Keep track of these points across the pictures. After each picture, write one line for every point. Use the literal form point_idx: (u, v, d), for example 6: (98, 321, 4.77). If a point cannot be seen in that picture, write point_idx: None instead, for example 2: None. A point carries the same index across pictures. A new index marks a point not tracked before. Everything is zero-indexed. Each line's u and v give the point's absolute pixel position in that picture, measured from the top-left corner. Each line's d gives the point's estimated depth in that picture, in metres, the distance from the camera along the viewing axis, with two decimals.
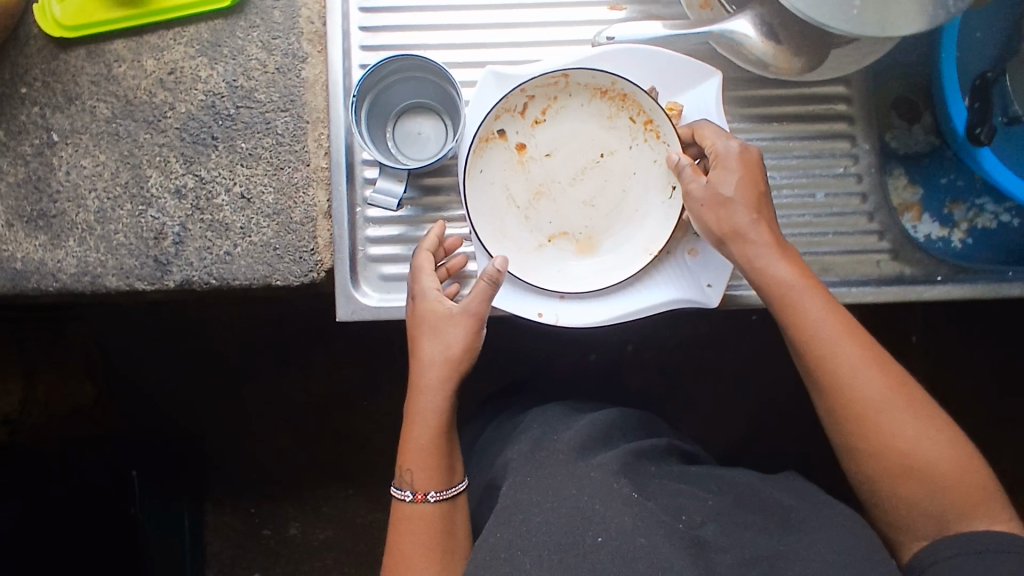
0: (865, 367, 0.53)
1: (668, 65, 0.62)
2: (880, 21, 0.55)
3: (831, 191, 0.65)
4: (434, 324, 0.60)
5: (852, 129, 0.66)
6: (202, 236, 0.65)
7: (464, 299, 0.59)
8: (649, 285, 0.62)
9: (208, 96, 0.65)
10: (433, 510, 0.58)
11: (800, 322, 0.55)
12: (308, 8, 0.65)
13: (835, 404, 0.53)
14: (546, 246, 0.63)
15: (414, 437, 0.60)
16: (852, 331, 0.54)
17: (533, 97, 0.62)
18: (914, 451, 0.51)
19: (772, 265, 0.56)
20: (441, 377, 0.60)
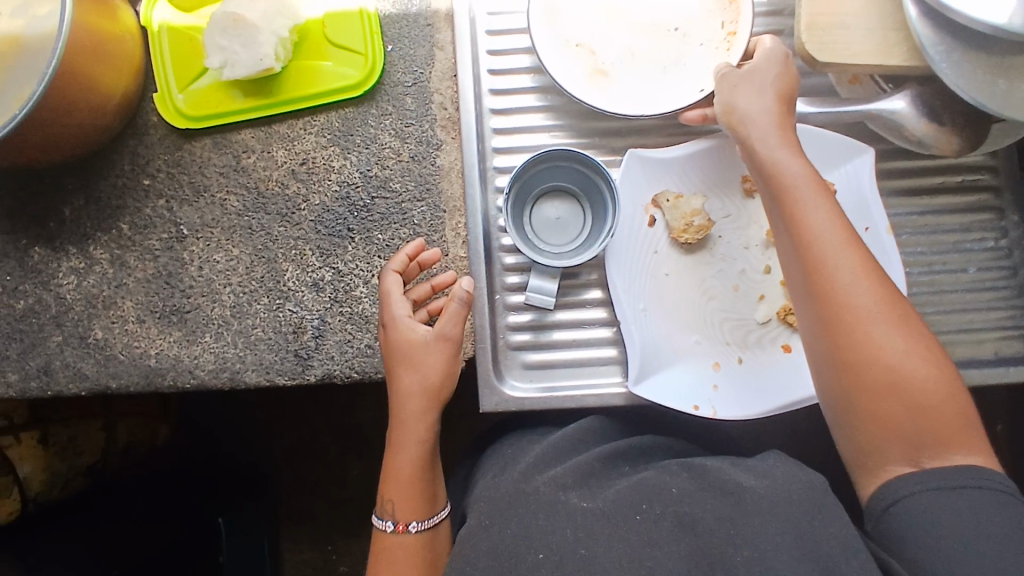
0: (871, 302, 0.50)
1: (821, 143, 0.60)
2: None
3: (982, 265, 0.63)
4: (423, 355, 0.59)
5: (1000, 201, 0.64)
6: (342, 329, 0.63)
7: (448, 324, 0.60)
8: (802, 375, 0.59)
9: (343, 186, 0.64)
10: (416, 539, 0.58)
11: (797, 218, 0.52)
12: (441, 94, 0.64)
13: (827, 307, 0.50)
14: (705, 339, 0.61)
15: (396, 465, 0.59)
16: (848, 238, 0.51)
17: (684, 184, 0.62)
18: (902, 359, 0.48)
19: (813, 191, 0.52)
20: (419, 406, 0.59)
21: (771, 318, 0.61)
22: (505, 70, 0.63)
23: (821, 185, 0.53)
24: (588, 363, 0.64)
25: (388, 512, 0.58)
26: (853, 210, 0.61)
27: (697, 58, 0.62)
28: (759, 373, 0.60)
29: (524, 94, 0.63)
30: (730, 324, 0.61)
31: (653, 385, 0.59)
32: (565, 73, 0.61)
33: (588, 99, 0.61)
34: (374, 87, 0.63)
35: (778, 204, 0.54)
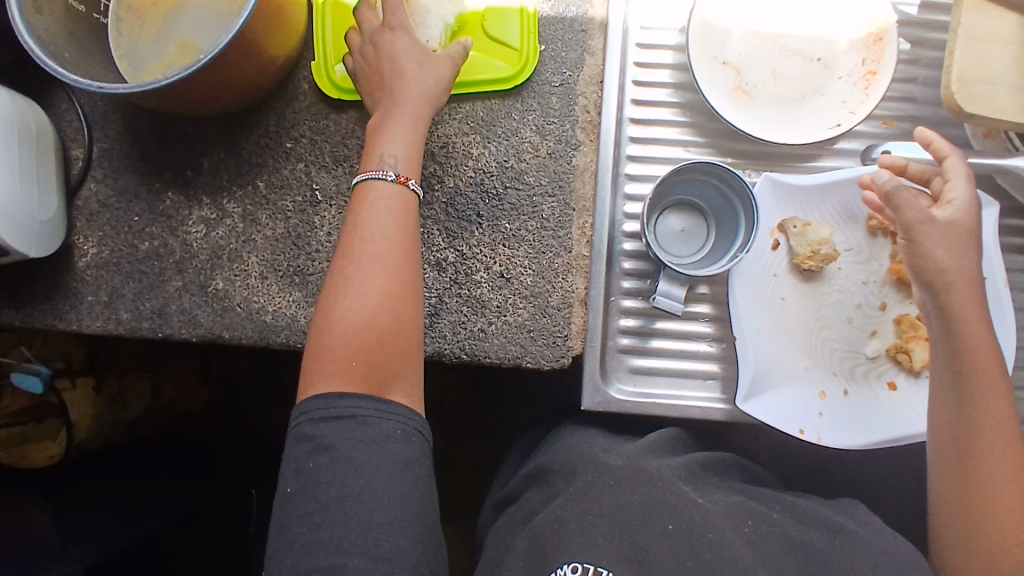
0: (1006, 452, 0.55)
1: None
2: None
3: None
4: (410, 65, 0.59)
5: None
6: (459, 310, 0.65)
7: (437, 70, 0.60)
8: (906, 412, 0.62)
9: (478, 173, 0.66)
10: (401, 194, 0.57)
11: (966, 364, 0.56)
12: (586, 97, 0.66)
13: (959, 438, 0.56)
14: (813, 367, 0.63)
15: (393, 128, 0.58)
16: (992, 377, 0.56)
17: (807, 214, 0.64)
18: (1010, 496, 0.54)
19: (975, 335, 0.56)
20: (427, 109, 0.60)
21: (879, 355, 0.63)
22: (649, 82, 0.67)
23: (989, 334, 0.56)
24: (690, 374, 0.65)
25: (380, 159, 0.57)
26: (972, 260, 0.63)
27: (835, 90, 0.65)
28: (864, 409, 0.62)
29: (663, 108, 0.67)
30: (839, 355, 0.63)
31: (763, 404, 0.60)
32: (712, 88, 0.64)
33: (730, 114, 0.64)
34: (523, 83, 0.66)
35: (941, 336, 0.57)
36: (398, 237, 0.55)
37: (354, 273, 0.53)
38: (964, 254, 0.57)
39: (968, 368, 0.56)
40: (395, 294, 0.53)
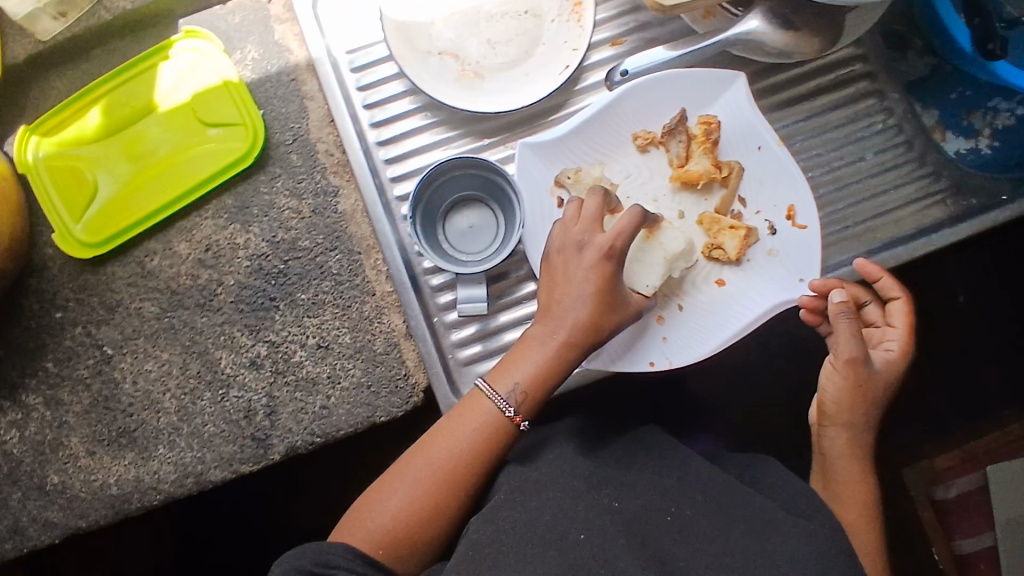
0: (851, 484, 0.60)
1: (691, 83, 0.64)
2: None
3: (879, 149, 0.66)
4: (577, 270, 0.56)
5: (878, 85, 0.67)
6: (292, 398, 0.62)
7: (631, 216, 0.56)
8: (737, 301, 0.64)
9: (254, 260, 0.63)
10: (500, 421, 0.54)
11: (834, 416, 0.61)
12: (324, 142, 0.64)
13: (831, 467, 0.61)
14: None
15: (527, 358, 0.55)
16: (860, 483, 0.60)
17: (577, 161, 0.65)
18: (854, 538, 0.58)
19: (833, 421, 0.61)
20: (585, 310, 0.55)
21: (698, 259, 0.65)
22: (381, 100, 0.64)
23: (857, 415, 0.60)
24: None
25: (510, 388, 0.54)
26: (740, 133, 0.64)
27: (552, 34, 0.64)
28: (699, 315, 0.64)
29: (405, 119, 0.65)
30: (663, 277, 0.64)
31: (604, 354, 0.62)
32: (437, 82, 0.63)
33: (464, 100, 0.63)
34: (259, 154, 0.63)
35: (832, 396, 0.61)
36: (451, 464, 0.53)
37: (416, 449, 0.55)
38: (846, 353, 0.59)
39: (841, 416, 0.61)
40: (437, 488, 0.52)
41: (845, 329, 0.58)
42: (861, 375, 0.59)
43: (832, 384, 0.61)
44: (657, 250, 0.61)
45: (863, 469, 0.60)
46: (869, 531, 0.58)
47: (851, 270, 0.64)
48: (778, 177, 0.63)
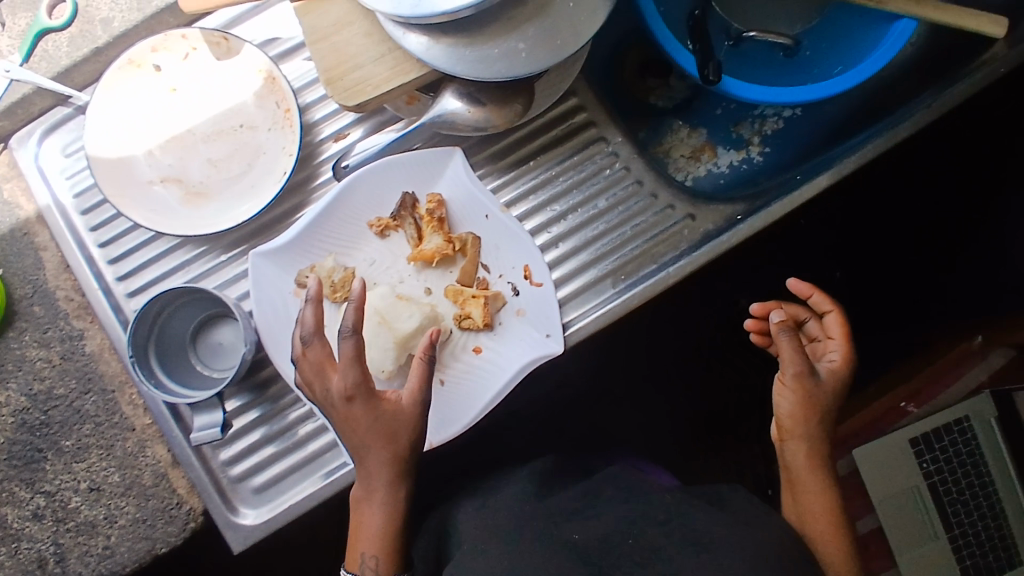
0: (816, 496, 0.60)
1: (411, 164, 0.64)
2: (554, 51, 0.57)
3: (609, 194, 0.68)
4: (355, 420, 0.53)
5: (601, 130, 0.69)
6: (77, 542, 0.64)
7: (350, 373, 0.51)
8: (497, 366, 0.63)
9: (14, 415, 0.64)
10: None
11: (787, 431, 0.62)
12: (63, 289, 0.66)
13: (793, 474, 0.62)
14: None
15: (367, 521, 0.57)
16: (824, 492, 0.60)
17: (315, 258, 0.64)
18: (830, 565, 0.58)
19: (793, 434, 0.62)
20: (381, 465, 0.55)
21: (452, 331, 0.64)
22: (116, 237, 0.66)
23: (812, 426, 0.61)
24: (316, 456, 0.64)
25: (363, 559, 0.58)
26: (468, 203, 0.64)
27: (269, 142, 0.65)
28: (464, 388, 0.63)
29: (142, 251, 0.66)
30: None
31: None
32: (160, 212, 0.64)
33: (189, 224, 0.64)
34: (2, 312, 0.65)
35: (789, 410, 0.62)
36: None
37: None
38: (792, 376, 0.60)
39: (791, 434, 0.62)
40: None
41: (789, 350, 0.60)
42: (805, 395, 0.61)
43: (783, 399, 0.62)
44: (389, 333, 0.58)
45: (829, 483, 0.61)
46: (838, 545, 0.59)
47: (603, 316, 0.64)
48: (511, 241, 0.63)
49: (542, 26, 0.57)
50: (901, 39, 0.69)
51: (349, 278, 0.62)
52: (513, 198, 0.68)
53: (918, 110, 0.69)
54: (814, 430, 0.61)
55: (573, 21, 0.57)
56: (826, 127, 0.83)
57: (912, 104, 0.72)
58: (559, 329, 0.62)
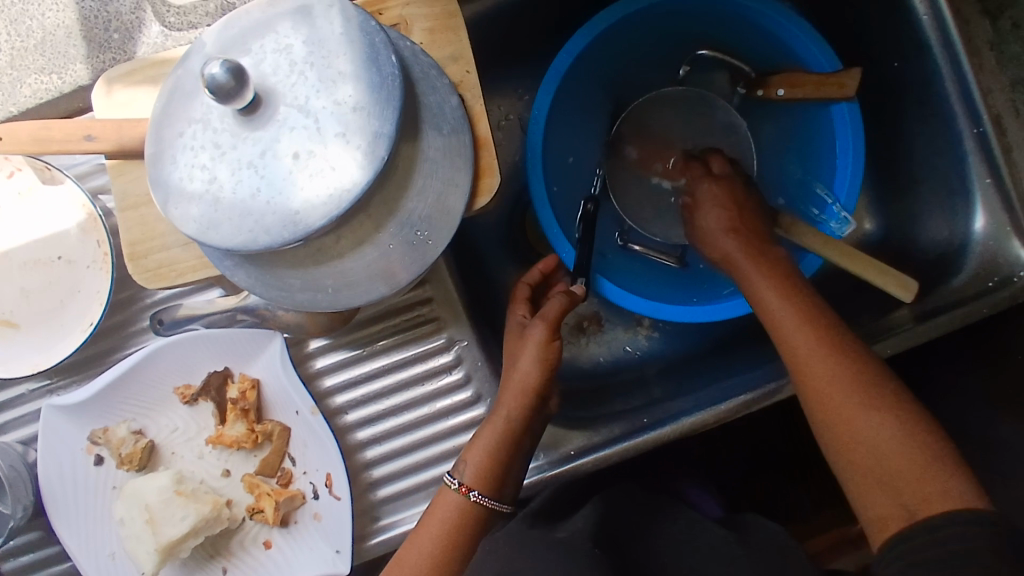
0: (825, 360, 0.50)
1: (226, 341, 0.59)
2: (366, 292, 0.51)
3: (441, 400, 0.64)
4: (507, 395, 0.57)
5: (446, 328, 0.64)
6: None
7: (545, 344, 0.57)
8: (282, 567, 0.60)
9: None
10: (458, 502, 0.55)
11: (777, 326, 0.53)
12: None
13: (814, 403, 0.50)
14: (183, 565, 0.60)
15: (478, 433, 0.57)
16: (825, 339, 0.51)
17: (112, 418, 0.60)
18: (879, 445, 0.46)
19: (772, 303, 0.54)
20: (506, 394, 0.57)
21: (245, 519, 0.60)
22: None
23: (802, 304, 0.53)
24: None
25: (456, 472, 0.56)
26: (282, 395, 0.60)
27: (89, 281, 0.60)
28: None
29: None
30: (207, 538, 0.60)
31: None
32: None
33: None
34: None
35: (804, 346, 0.51)
36: (445, 537, 0.54)
37: (407, 548, 0.54)
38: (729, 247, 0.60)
39: (813, 395, 0.50)
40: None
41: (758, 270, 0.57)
42: (785, 284, 0.56)
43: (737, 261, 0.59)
44: (157, 536, 0.56)
45: (857, 367, 0.49)
46: (858, 387, 0.48)
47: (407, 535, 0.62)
48: (318, 444, 0.59)
49: (357, 263, 0.50)
50: None
51: (141, 453, 0.59)
52: (340, 385, 0.64)
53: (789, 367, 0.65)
54: (816, 311, 0.53)
55: (391, 262, 0.50)
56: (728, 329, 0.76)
57: None
58: (350, 548, 0.59)
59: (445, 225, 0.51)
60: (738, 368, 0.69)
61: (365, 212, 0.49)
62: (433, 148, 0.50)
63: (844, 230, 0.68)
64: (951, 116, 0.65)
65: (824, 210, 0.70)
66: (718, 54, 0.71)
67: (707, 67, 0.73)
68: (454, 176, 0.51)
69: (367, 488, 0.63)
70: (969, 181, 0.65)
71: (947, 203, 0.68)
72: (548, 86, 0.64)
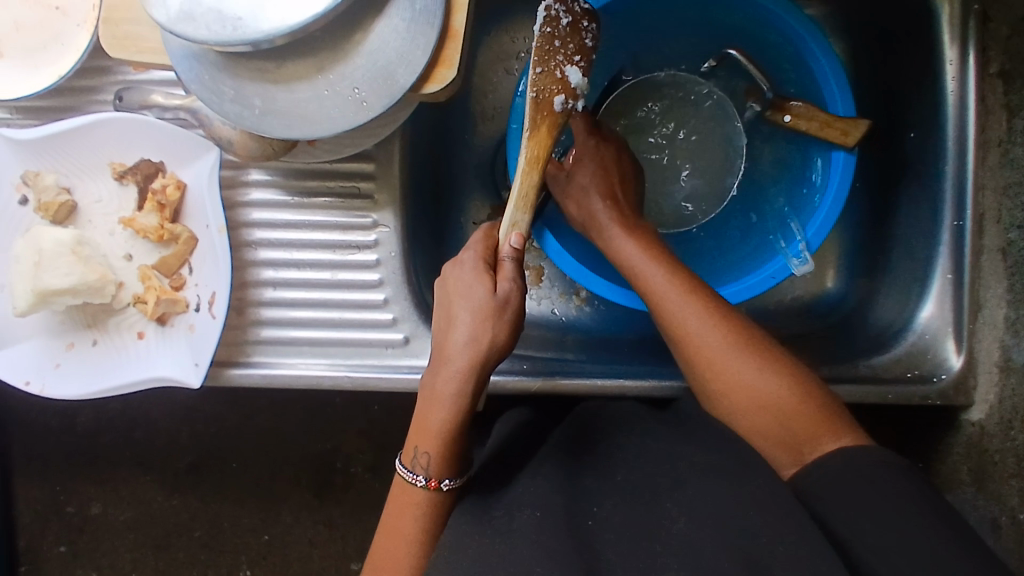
0: (701, 322, 0.53)
1: (168, 136, 0.61)
2: (289, 126, 0.53)
3: (345, 272, 0.65)
4: (459, 354, 0.52)
5: (376, 208, 0.65)
6: None
7: (479, 294, 0.53)
8: (144, 360, 0.63)
9: None
10: (427, 496, 0.54)
11: (651, 293, 0.56)
12: None
13: (688, 358, 0.54)
14: (59, 322, 0.63)
15: (432, 418, 0.53)
16: (689, 292, 0.55)
17: (46, 167, 0.62)
18: (754, 394, 0.50)
19: (642, 268, 0.57)
20: (454, 371, 0.52)
21: (128, 305, 0.63)
22: None
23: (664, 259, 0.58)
24: None
25: (416, 453, 0.53)
26: (200, 206, 0.62)
27: (72, 36, 0.63)
28: (108, 360, 0.63)
29: None
30: (89, 307, 0.63)
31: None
32: None
33: None
34: None
35: (674, 301, 0.54)
36: (422, 535, 0.53)
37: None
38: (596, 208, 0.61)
39: (694, 351, 0.53)
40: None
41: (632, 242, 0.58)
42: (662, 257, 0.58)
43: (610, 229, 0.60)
44: (37, 280, 0.59)
45: (720, 313, 0.54)
46: (726, 333, 0.53)
47: (263, 378, 0.64)
48: (215, 260, 0.61)
49: (289, 96, 0.53)
50: None
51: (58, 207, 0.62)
52: (260, 222, 0.65)
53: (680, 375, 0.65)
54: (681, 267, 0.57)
55: (321, 106, 0.53)
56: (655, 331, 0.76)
57: None
58: (208, 365, 0.61)
59: (382, 91, 0.52)
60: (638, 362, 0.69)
61: (312, 52, 0.52)
62: (398, 18, 0.52)
63: (800, 267, 0.65)
64: (938, 201, 0.62)
65: (790, 245, 0.67)
66: (747, 58, 0.70)
67: (736, 69, 0.72)
68: (408, 51, 0.52)
69: (249, 325, 0.65)
70: (931, 272, 0.62)
71: (906, 287, 0.65)
72: None
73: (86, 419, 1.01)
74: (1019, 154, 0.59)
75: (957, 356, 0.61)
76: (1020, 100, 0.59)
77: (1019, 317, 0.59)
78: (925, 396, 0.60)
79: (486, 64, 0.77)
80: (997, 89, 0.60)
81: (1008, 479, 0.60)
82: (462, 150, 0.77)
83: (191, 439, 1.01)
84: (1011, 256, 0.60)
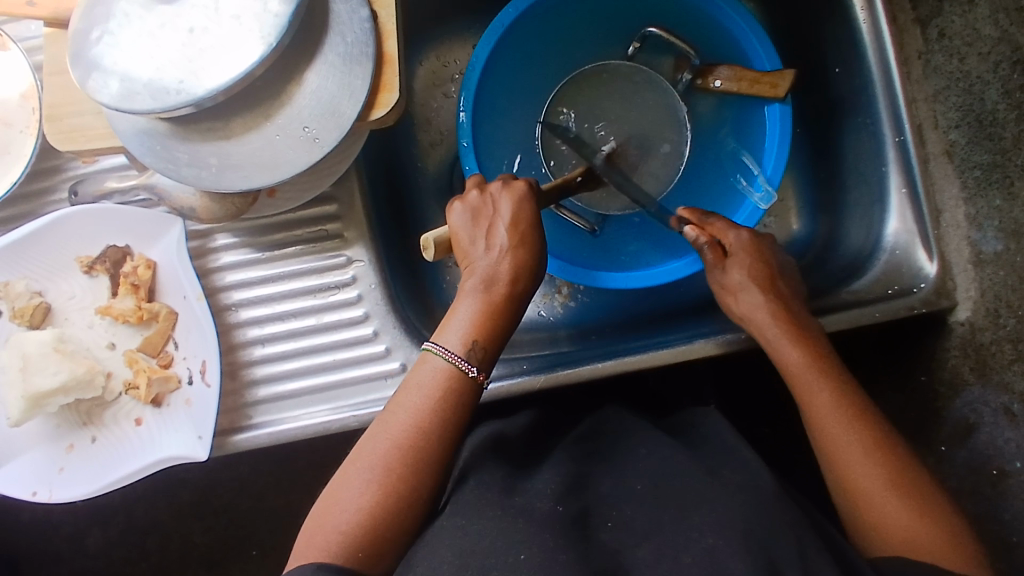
0: (826, 397, 0.53)
1: (129, 218, 0.62)
2: (248, 176, 0.54)
3: (328, 315, 0.65)
4: (506, 268, 0.55)
5: (346, 244, 0.66)
6: None
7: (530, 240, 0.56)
8: (145, 444, 0.62)
9: None
10: (472, 387, 0.52)
11: (804, 393, 0.54)
12: None
13: (825, 444, 0.52)
14: (53, 425, 0.62)
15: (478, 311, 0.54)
16: (832, 380, 0.54)
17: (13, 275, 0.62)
18: (857, 473, 0.49)
19: (786, 337, 0.56)
20: (507, 283, 0.55)
21: (120, 394, 0.63)
22: None
23: (803, 336, 0.57)
24: None
25: (468, 344, 0.52)
26: (174, 279, 0.63)
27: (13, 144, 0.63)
28: (108, 454, 0.62)
29: None
30: (83, 405, 0.63)
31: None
32: None
33: None
34: None
35: (806, 369, 0.55)
36: (425, 411, 0.50)
37: (352, 467, 0.49)
38: (760, 300, 0.58)
39: (859, 422, 0.51)
40: (406, 455, 0.49)
41: (763, 279, 0.60)
42: (792, 330, 0.57)
43: (767, 326, 0.57)
44: (25, 385, 0.59)
45: (852, 403, 0.52)
46: (854, 425, 0.51)
47: (271, 436, 0.63)
48: (199, 329, 0.62)
49: (242, 149, 0.54)
50: (691, 266, 0.66)
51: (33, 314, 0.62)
52: (236, 284, 0.65)
53: (681, 342, 0.65)
54: (827, 357, 0.56)
55: (275, 151, 0.54)
56: (643, 309, 0.77)
57: (689, 332, 0.68)
58: (211, 436, 0.60)
59: (332, 124, 0.54)
60: (632, 341, 0.69)
61: (253, 102, 0.53)
62: (333, 54, 0.53)
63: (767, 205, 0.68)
64: (876, 122, 0.65)
65: (750, 181, 0.71)
66: (668, 33, 0.73)
67: (657, 47, 0.75)
68: (348, 82, 0.53)
69: (244, 388, 0.64)
70: (886, 190, 0.66)
71: (867, 210, 0.67)
72: (489, 37, 0.66)
73: (96, 541, 0.97)
74: (939, 60, 0.61)
75: (932, 263, 0.63)
76: (928, 11, 0.61)
77: (979, 210, 0.60)
78: (911, 306, 0.62)
79: (424, 92, 0.80)
80: (905, 7, 0.63)
81: (1010, 366, 0.59)
82: (419, 178, 0.79)
83: (204, 533, 0.97)
84: (956, 156, 0.61)
